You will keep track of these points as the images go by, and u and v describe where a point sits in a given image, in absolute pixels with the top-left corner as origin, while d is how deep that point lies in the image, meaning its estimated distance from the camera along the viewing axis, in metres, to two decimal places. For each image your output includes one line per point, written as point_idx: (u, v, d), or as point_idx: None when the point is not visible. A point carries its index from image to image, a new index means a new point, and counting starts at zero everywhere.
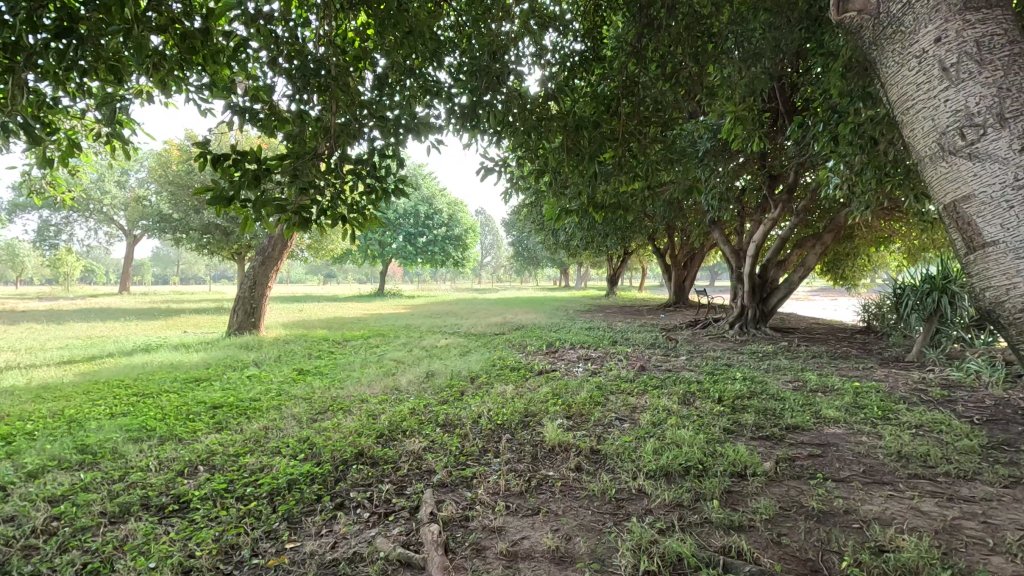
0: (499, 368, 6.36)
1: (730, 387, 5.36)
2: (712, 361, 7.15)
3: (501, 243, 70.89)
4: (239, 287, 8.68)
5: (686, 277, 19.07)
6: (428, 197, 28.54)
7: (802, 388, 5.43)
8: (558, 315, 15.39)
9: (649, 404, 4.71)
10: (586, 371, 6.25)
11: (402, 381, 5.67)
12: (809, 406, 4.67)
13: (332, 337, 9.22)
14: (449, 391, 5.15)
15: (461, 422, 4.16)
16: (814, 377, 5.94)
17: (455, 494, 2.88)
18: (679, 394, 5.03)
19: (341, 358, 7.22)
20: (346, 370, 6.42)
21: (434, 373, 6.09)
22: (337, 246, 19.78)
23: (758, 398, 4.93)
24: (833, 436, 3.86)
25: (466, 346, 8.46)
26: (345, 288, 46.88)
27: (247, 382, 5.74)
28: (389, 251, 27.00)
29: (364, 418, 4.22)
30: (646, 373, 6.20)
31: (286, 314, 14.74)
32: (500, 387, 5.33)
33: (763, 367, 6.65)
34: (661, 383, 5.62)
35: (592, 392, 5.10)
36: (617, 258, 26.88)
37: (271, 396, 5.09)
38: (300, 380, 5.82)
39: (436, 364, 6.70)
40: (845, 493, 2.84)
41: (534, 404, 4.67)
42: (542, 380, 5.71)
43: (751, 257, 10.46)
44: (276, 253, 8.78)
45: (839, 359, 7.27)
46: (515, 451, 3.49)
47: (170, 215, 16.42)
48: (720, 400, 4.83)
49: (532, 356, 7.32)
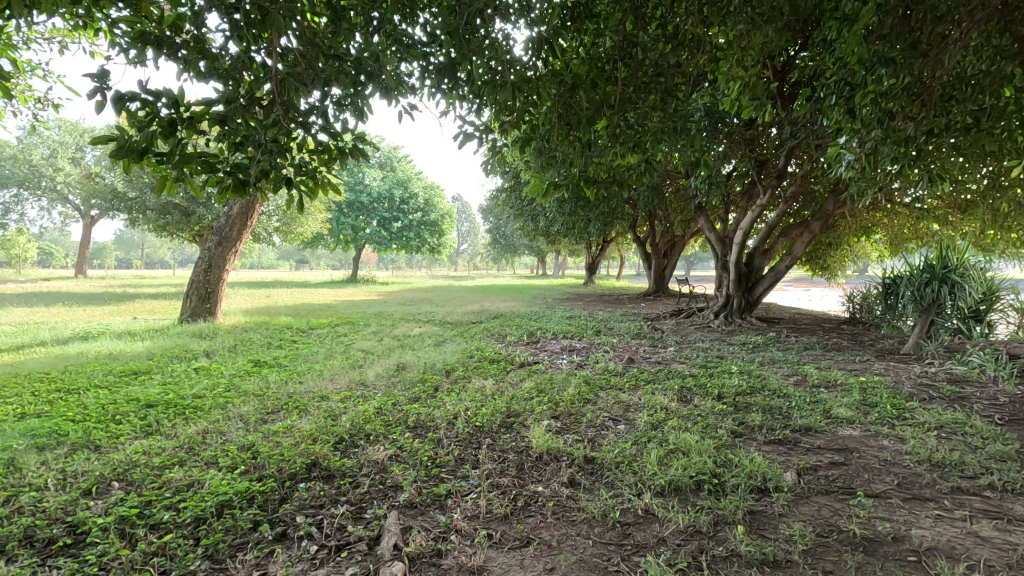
0: (477, 360, 5.83)
1: (729, 381, 4.95)
2: (703, 353, 6.75)
3: (477, 231, 69.99)
4: (193, 269, 7.98)
5: (666, 265, 18.72)
6: (403, 180, 27.71)
7: (803, 383, 5.05)
8: (537, 303, 14.90)
9: (643, 401, 4.26)
10: (571, 364, 5.78)
11: (370, 375, 5.11)
12: (816, 404, 4.28)
13: (296, 324, 8.56)
14: (422, 387, 4.62)
15: (434, 424, 3.64)
16: (813, 370, 5.58)
17: (426, 518, 2.38)
18: (675, 391, 4.59)
19: (305, 348, 6.62)
20: (307, 362, 5.82)
21: (405, 365, 5.54)
22: (307, 230, 18.87)
23: (759, 394, 4.54)
24: (851, 440, 3.47)
25: (441, 336, 7.91)
26: (318, 274, 45.59)
27: (193, 374, 5.10)
28: (362, 236, 26.08)
29: (321, 420, 3.67)
30: (636, 366, 5.76)
31: (249, 300, 13.91)
32: (478, 381, 4.82)
33: (757, 359, 6.28)
34: (653, 377, 5.18)
35: (581, 388, 4.62)
36: (596, 246, 26.50)
37: (218, 391, 4.49)
38: (254, 373, 5.21)
39: (408, 355, 6.14)
40: (885, 513, 2.43)
41: (517, 401, 4.18)
42: (524, 373, 5.21)
43: (738, 245, 10.11)
44: (235, 232, 8.08)
45: (833, 351, 6.95)
46: (498, 460, 3.00)
47: (125, 192, 15.36)
48: (720, 398, 4.41)
49: (512, 346, 6.82)
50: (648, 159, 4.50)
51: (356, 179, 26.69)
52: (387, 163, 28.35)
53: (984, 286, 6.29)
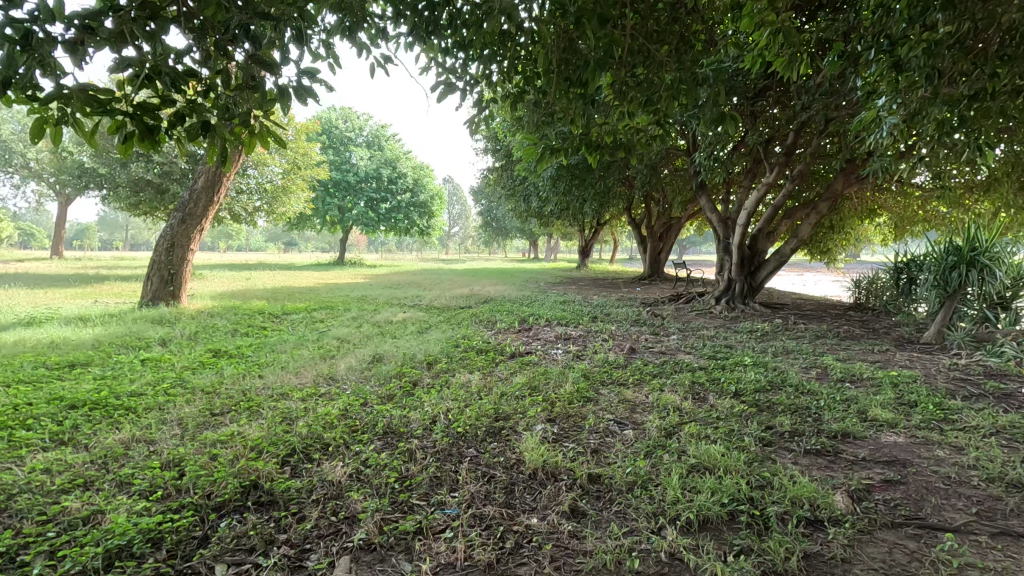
0: (463, 350, 5.26)
1: (744, 375, 4.43)
2: (710, 342, 6.22)
3: (468, 214, 69.09)
4: (155, 249, 7.31)
5: (662, 249, 18.11)
6: (391, 160, 26.91)
7: (826, 378, 4.54)
8: (528, 287, 14.32)
9: (652, 400, 3.72)
10: (566, 354, 5.24)
11: (340, 368, 4.53)
12: (846, 402, 3.77)
13: (269, 309, 7.94)
14: (398, 383, 4.05)
15: (408, 431, 3.07)
16: (834, 363, 5.07)
17: (387, 567, 1.83)
18: (685, 387, 4.06)
19: (274, 335, 6.02)
20: (273, 352, 5.22)
21: (382, 356, 4.97)
22: (290, 210, 18.07)
23: (781, 391, 4.02)
24: (898, 450, 2.95)
25: (425, 322, 7.34)
26: (305, 257, 44.59)
27: (139, 367, 4.49)
28: (348, 217, 25.24)
29: (275, 424, 3.09)
30: (638, 358, 5.21)
31: (226, 283, 13.18)
32: (463, 376, 4.26)
33: (769, 350, 5.76)
34: (659, 371, 4.64)
35: (580, 384, 4.06)
36: (589, 229, 25.93)
37: (161, 388, 3.87)
38: (210, 365, 4.60)
39: (387, 344, 5.55)
40: (975, 555, 1.91)
41: (507, 400, 3.62)
42: (516, 365, 4.64)
43: (742, 227, 9.54)
44: (200, 209, 7.40)
45: (848, 340, 6.45)
46: (482, 482, 2.44)
47: (91, 168, 14.45)
48: (738, 396, 3.88)
49: (502, 334, 6.26)
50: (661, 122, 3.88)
51: (341, 158, 25.79)
52: (374, 142, 27.36)
53: (1015, 270, 5.79)
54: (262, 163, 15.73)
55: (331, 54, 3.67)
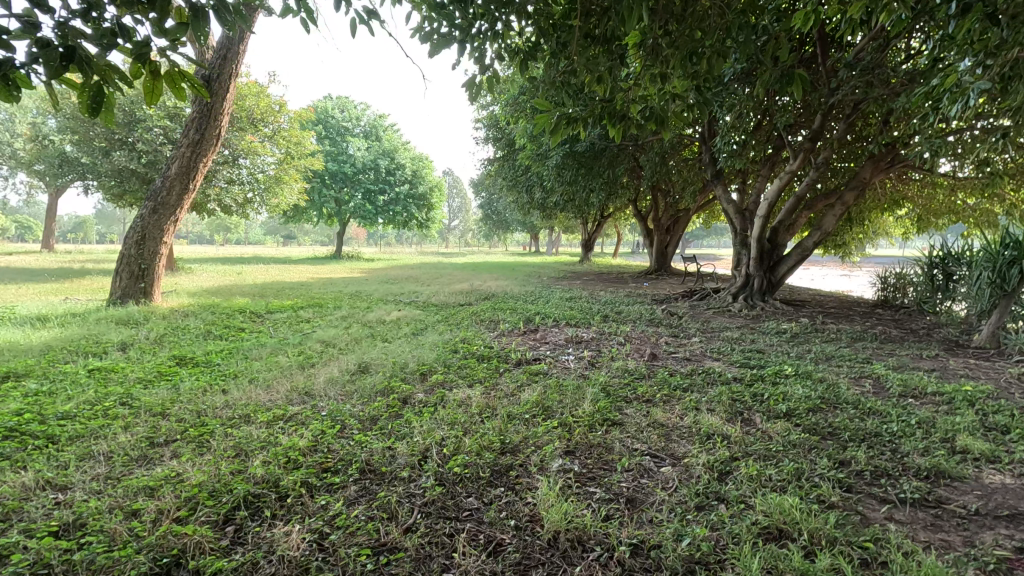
0: (462, 357, 4.62)
1: (789, 390, 3.79)
2: (738, 345, 5.57)
3: (468, 207, 68.40)
4: (124, 241, 6.65)
5: (670, 242, 17.41)
6: (389, 150, 26.22)
7: (883, 392, 3.91)
8: (531, 282, 13.70)
9: (690, 425, 3.08)
10: (579, 362, 4.61)
11: (319, 381, 3.89)
12: (922, 426, 3.12)
13: (251, 308, 7.30)
14: (385, 402, 3.41)
15: (392, 471, 2.45)
16: (886, 372, 4.43)
17: None
18: (726, 406, 3.43)
19: (252, 339, 5.39)
20: (246, 359, 4.59)
21: (369, 364, 4.34)
22: (284, 202, 17.40)
23: (840, 411, 3.38)
24: (1016, 498, 2.31)
25: (421, 322, 6.72)
26: (303, 250, 43.89)
27: (83, 378, 3.85)
28: (345, 209, 24.54)
29: (226, 461, 2.46)
30: (662, 366, 4.56)
31: (214, 279, 12.53)
32: (461, 391, 3.63)
33: (807, 355, 5.11)
34: (689, 384, 4.00)
35: (601, 401, 3.43)
36: (592, 221, 25.28)
37: (101, 408, 3.23)
38: (169, 377, 3.97)
39: (376, 350, 4.92)
40: None
41: (515, 425, 2.98)
42: (523, 377, 4.01)
43: (763, 218, 8.88)
44: (173, 198, 6.75)
45: (889, 344, 5.82)
46: (488, 557, 1.82)
47: (73, 156, 13.74)
48: (791, 418, 3.24)
49: (505, 337, 5.61)
50: (701, 83, 3.21)
51: (338, 149, 24.90)
52: (371, 132, 26.59)
53: None
54: (253, 152, 15.03)
55: (302, 5, 3.03)
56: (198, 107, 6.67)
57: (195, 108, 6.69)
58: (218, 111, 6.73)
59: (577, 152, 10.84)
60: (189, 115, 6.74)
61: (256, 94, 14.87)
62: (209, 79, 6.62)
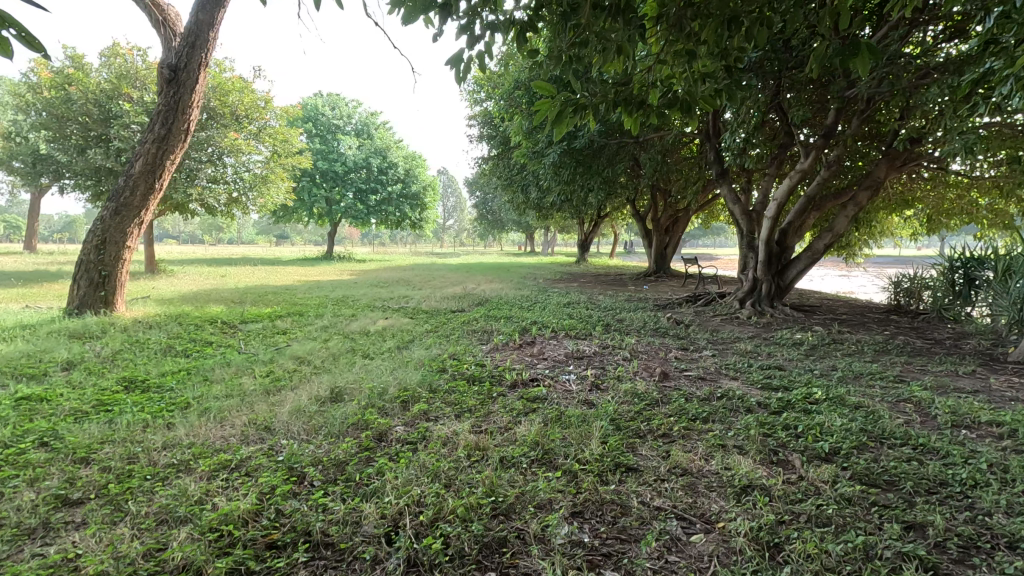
0: (450, 379, 4.09)
1: (826, 420, 3.30)
2: (754, 361, 5.08)
3: (463, 206, 67.85)
4: (83, 246, 6.08)
5: (669, 243, 16.93)
6: (382, 148, 25.67)
7: (932, 422, 3.41)
8: (527, 285, 13.16)
9: (720, 474, 2.58)
10: (582, 385, 4.10)
11: (283, 412, 3.36)
12: (995, 471, 2.62)
13: (224, 317, 6.74)
14: (355, 443, 2.88)
15: (356, 548, 1.94)
16: (928, 395, 3.94)
17: None
18: (757, 444, 2.93)
19: (218, 355, 4.85)
20: (206, 381, 4.06)
21: (344, 389, 3.80)
22: (271, 202, 16.82)
23: (892, 449, 2.88)
24: None
25: (408, 333, 6.19)
26: (295, 250, 43.19)
27: (6, 408, 3.30)
28: (336, 209, 23.94)
29: (144, 537, 1.95)
30: (675, 389, 4.06)
31: (194, 283, 11.95)
32: (449, 427, 3.10)
33: (833, 373, 4.62)
34: (709, 413, 3.50)
35: (611, 439, 2.92)
36: (589, 221, 24.82)
37: (12, 453, 2.68)
38: (110, 407, 3.42)
39: (354, 369, 4.39)
40: None
41: (510, 476, 2.48)
42: (519, 407, 3.49)
43: (773, 219, 8.40)
44: (137, 198, 6.18)
45: (918, 358, 5.33)
46: None
47: (47, 153, 13.10)
48: (835, 460, 2.75)
49: (500, 353, 5.09)
50: (734, 61, 2.71)
51: (329, 147, 24.26)
52: (363, 130, 26.05)
53: None
54: (238, 151, 14.43)
55: None
56: (165, 100, 6.12)
57: (160, 101, 6.14)
58: (186, 105, 6.19)
59: (575, 150, 10.33)
60: (154, 108, 6.19)
61: (241, 89, 14.28)
62: (175, 68, 6.07)
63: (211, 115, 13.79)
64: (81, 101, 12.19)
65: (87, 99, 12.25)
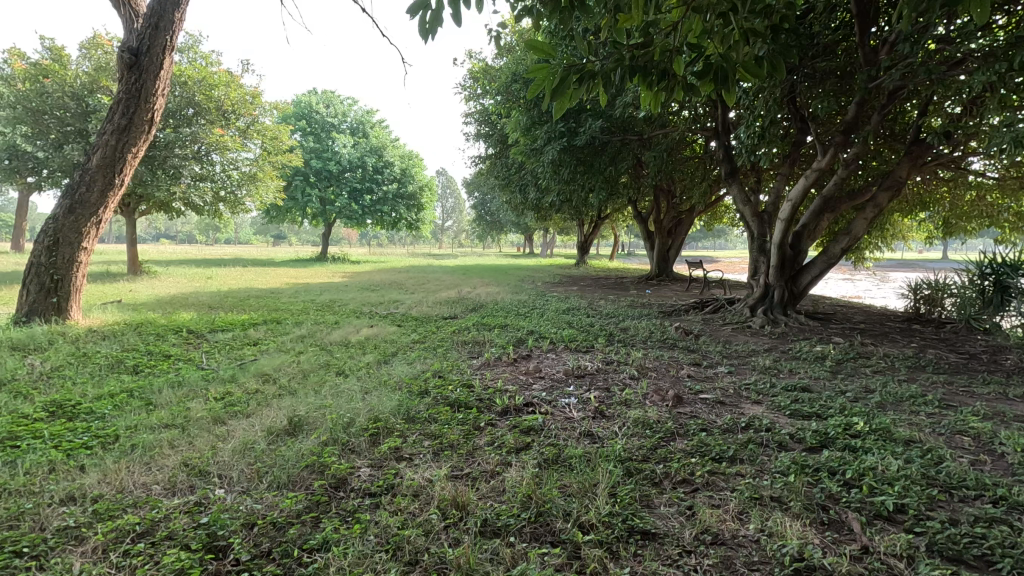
0: (431, 405, 3.53)
1: (878, 462, 2.74)
2: (777, 380, 4.51)
3: (462, 207, 67.29)
4: (32, 247, 5.52)
5: (671, 246, 16.42)
6: (378, 147, 25.10)
7: (1005, 463, 2.85)
8: (524, 289, 12.62)
9: (761, 545, 2.02)
10: (584, 413, 3.53)
11: (226, 450, 2.78)
12: None
13: (192, 325, 6.16)
14: (303, 498, 2.32)
15: None
16: (988, 426, 3.38)
17: None
18: (802, 497, 2.38)
19: (172, 373, 4.28)
20: (147, 407, 3.48)
21: (305, 418, 3.22)
22: (260, 202, 16.24)
23: (970, 507, 2.33)
24: None
25: (390, 344, 5.62)
26: (292, 251, 42.62)
27: None
28: (330, 209, 23.38)
29: None
30: (692, 418, 3.50)
31: (175, 286, 11.39)
32: (423, 475, 2.53)
33: (870, 397, 4.05)
34: (737, 452, 2.93)
35: (621, 493, 2.37)
36: (589, 223, 24.28)
37: None
38: (18, 443, 2.84)
39: (322, 391, 3.82)
40: None
41: (494, 552, 1.93)
42: (510, 446, 2.92)
43: (786, 221, 7.84)
44: (94, 195, 5.61)
45: (961, 377, 4.75)
46: None
47: (23, 149, 12.51)
48: (904, 524, 2.19)
49: (491, 370, 4.52)
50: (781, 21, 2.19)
51: (323, 146, 23.73)
52: (359, 129, 25.49)
53: None
54: (225, 147, 13.86)
55: None
56: (126, 87, 5.56)
57: (121, 88, 5.58)
58: (150, 93, 5.64)
59: (576, 148, 9.77)
60: (114, 95, 5.63)
61: (228, 83, 13.71)
62: (137, 53, 5.51)
63: (197, 111, 13.23)
64: (59, 95, 11.63)
65: (64, 91, 11.68)
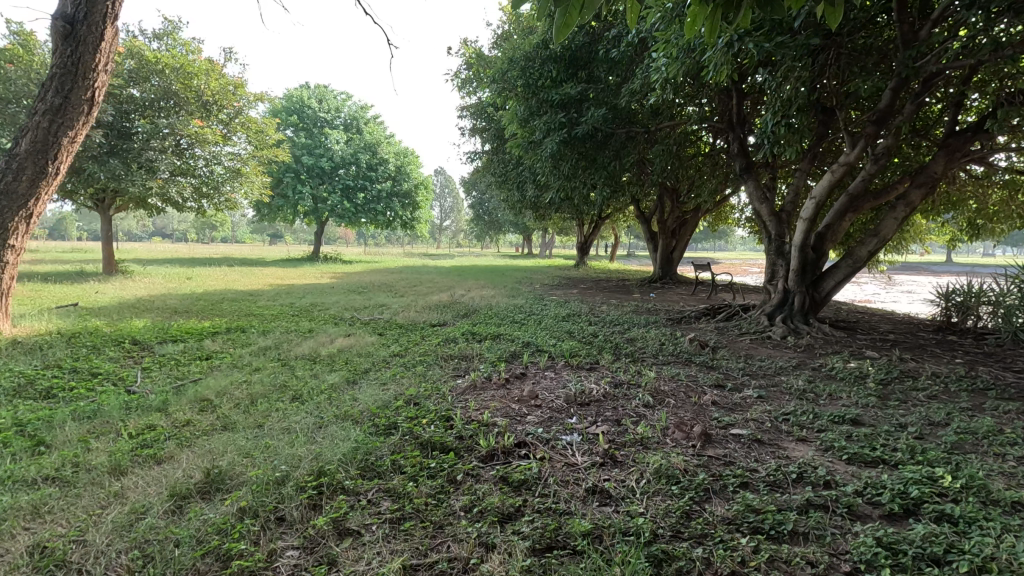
0: (396, 448, 2.78)
1: (998, 543, 1.99)
2: (820, 409, 3.77)
3: (460, 207, 66.51)
4: None
5: (675, 247, 15.69)
6: (372, 143, 24.35)
7: None
8: (521, 292, 11.88)
9: None
10: (591, 459, 2.78)
11: (103, 522, 2.04)
12: None
13: (140, 334, 5.40)
14: None
15: None
16: None
17: None
18: None
19: (89, 399, 3.52)
20: (33, 450, 2.72)
21: (230, 470, 2.47)
22: (245, 198, 15.47)
23: None
24: None
25: (363, 359, 4.87)
26: (285, 251, 41.75)
27: None
28: (322, 207, 22.62)
29: None
30: (728, 466, 2.75)
31: (148, 287, 10.63)
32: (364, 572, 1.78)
33: (940, 433, 3.31)
34: (798, 523, 2.19)
35: None
36: (590, 223, 23.54)
37: None
38: None
39: (266, 427, 3.07)
40: None
41: None
42: (495, 515, 2.18)
43: (807, 220, 7.09)
44: (22, 184, 4.87)
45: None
46: None
47: None
48: None
49: (477, 396, 3.77)
50: None
51: (315, 142, 23.01)
52: (352, 124, 24.72)
53: None
54: (206, 140, 13.10)
55: None
56: (60, 60, 4.81)
57: (54, 61, 4.83)
58: (89, 67, 4.89)
59: (578, 140, 9.02)
60: (47, 70, 4.88)
61: (209, 72, 12.96)
62: (73, 20, 4.76)
63: (176, 101, 12.54)
64: (24, 82, 10.87)
65: (30, 78, 10.95)
